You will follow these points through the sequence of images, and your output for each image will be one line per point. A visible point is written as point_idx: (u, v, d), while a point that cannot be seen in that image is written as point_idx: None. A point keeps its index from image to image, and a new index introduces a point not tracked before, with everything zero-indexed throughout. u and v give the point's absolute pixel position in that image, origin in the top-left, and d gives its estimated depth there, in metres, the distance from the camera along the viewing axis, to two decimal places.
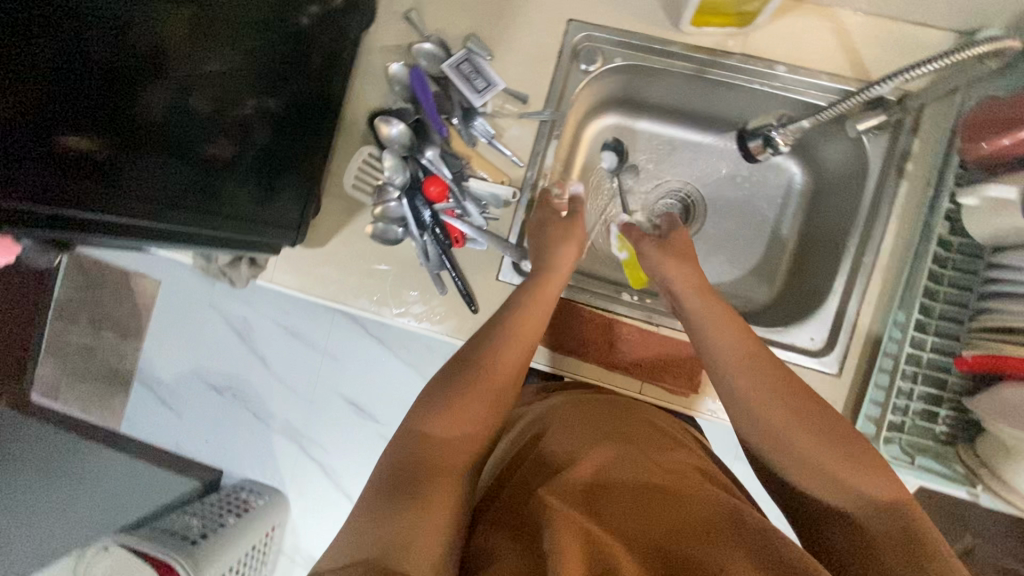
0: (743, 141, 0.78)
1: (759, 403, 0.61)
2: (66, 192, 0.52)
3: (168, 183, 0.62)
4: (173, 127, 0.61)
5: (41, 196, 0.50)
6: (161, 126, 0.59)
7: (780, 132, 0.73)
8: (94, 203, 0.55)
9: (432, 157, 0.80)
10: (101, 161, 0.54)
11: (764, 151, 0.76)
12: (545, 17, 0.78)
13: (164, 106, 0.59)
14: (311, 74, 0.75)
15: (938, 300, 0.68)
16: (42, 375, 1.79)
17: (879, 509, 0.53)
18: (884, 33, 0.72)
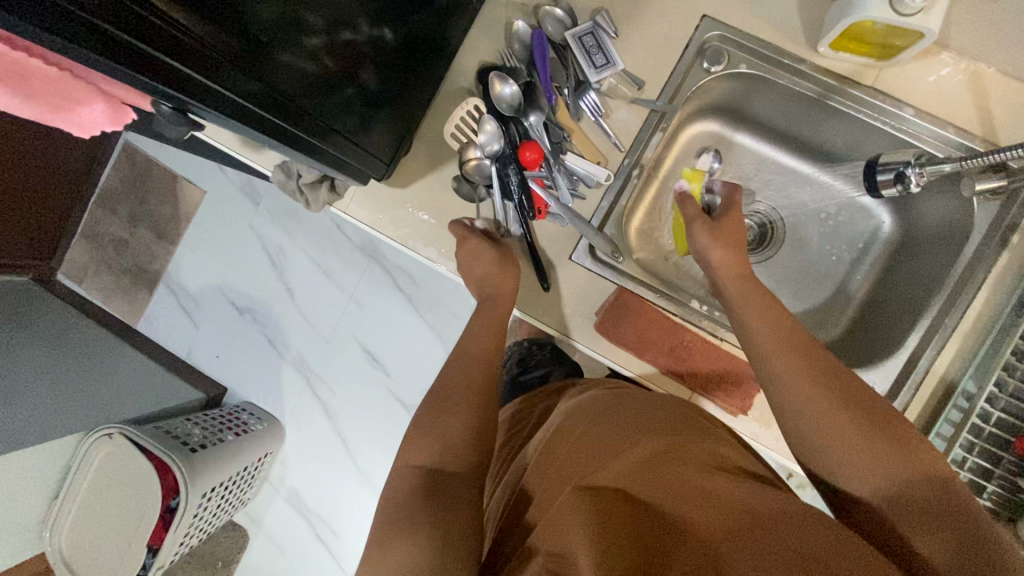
0: (873, 174, 0.76)
1: (810, 431, 0.55)
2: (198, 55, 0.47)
3: (284, 84, 0.59)
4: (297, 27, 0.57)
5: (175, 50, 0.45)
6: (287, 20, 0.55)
7: (915, 171, 0.70)
8: (217, 75, 0.50)
9: (534, 123, 0.79)
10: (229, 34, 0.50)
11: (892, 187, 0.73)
12: (680, 8, 0.76)
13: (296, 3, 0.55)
14: (434, 13, 0.73)
15: (1013, 377, 0.66)
16: (72, 258, 1.81)
17: (940, 512, 0.48)
18: (1021, 99, 0.71)
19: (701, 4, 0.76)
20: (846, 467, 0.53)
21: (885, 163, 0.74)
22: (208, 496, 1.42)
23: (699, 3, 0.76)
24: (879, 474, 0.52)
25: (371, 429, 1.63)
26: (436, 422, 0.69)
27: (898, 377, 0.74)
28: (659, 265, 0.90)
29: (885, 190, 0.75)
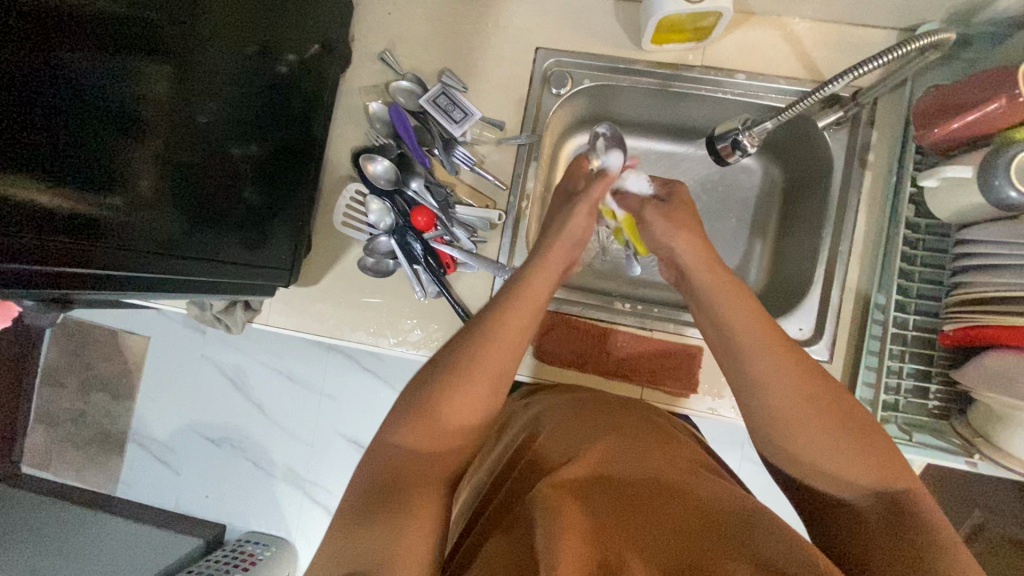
0: (712, 145, 0.78)
1: (769, 385, 0.54)
2: (66, 252, 0.50)
3: (167, 234, 0.61)
4: (168, 179, 0.60)
5: (44, 256, 0.49)
6: (157, 179, 0.59)
7: (745, 136, 0.73)
8: (97, 259, 0.53)
9: (418, 188, 0.82)
10: (100, 219, 0.53)
11: (733, 154, 0.75)
12: (514, 47, 0.82)
13: (157, 161, 0.58)
14: (293, 117, 0.77)
15: (913, 279, 0.71)
16: (33, 445, 1.76)
17: (899, 526, 0.47)
18: (831, 36, 0.78)
19: (531, 39, 0.82)
20: (795, 435, 0.53)
21: (721, 134, 0.76)
22: None
23: (530, 38, 0.82)
24: (842, 457, 0.51)
25: None
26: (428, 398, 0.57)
27: (821, 312, 0.78)
28: (583, 276, 0.93)
29: (729, 158, 0.77)
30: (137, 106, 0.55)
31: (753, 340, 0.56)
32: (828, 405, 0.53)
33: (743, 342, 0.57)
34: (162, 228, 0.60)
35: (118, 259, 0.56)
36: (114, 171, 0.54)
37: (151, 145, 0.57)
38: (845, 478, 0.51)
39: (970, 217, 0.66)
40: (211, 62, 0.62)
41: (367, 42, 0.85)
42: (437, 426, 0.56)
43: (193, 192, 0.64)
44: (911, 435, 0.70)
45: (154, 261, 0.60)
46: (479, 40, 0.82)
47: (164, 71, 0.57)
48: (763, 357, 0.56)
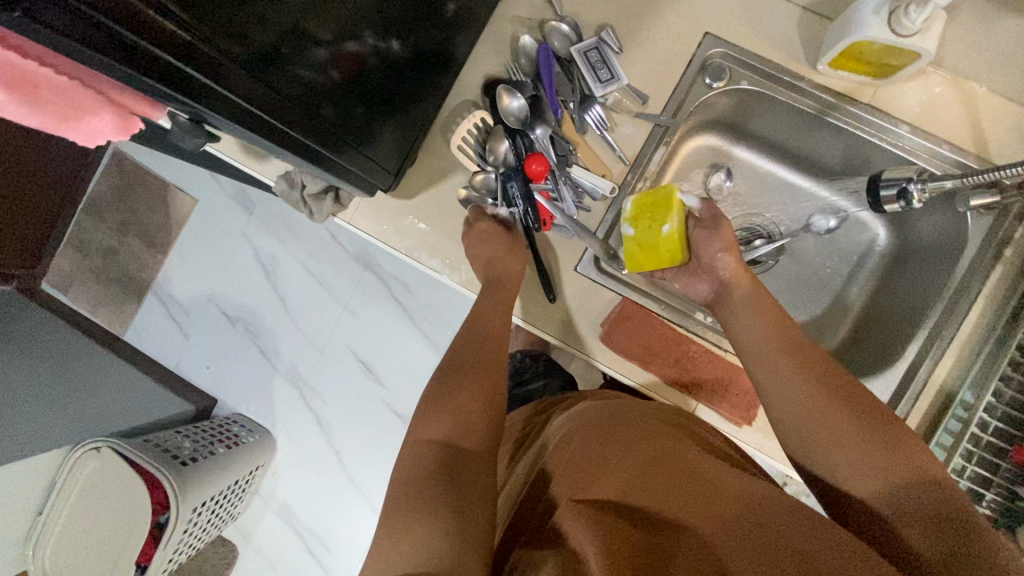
0: (873, 189, 0.75)
1: (779, 375, 0.61)
2: (204, 57, 0.46)
3: (284, 86, 0.57)
4: (304, 36, 0.57)
5: (182, 51, 0.44)
6: (295, 29, 0.55)
7: (918, 187, 0.70)
8: (223, 77, 0.49)
9: (541, 136, 0.79)
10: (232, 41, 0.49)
11: (896, 204, 0.72)
12: (682, 25, 0.78)
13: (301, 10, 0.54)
14: (441, 26, 0.74)
15: (1011, 385, 0.68)
16: (58, 267, 1.78)
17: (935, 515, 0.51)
18: (1012, 116, 0.73)
19: (703, 22, 0.78)
20: (829, 423, 0.57)
21: (886, 181, 0.73)
22: (199, 511, 1.39)
23: (702, 20, 0.78)
24: (869, 453, 0.55)
25: (366, 444, 1.61)
26: (444, 389, 0.71)
27: (897, 388, 0.76)
28: None
29: (887, 206, 0.75)
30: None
31: (815, 415, 0.58)
32: (840, 391, 0.58)
33: (784, 387, 0.60)
34: (280, 76, 0.56)
35: (243, 87, 0.51)
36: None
37: None
38: (879, 480, 0.54)
39: None
40: None
41: None
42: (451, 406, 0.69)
43: (322, 57, 0.60)
44: None
45: (269, 104, 0.55)
46: (650, 5, 0.78)
47: None
48: (779, 354, 0.63)
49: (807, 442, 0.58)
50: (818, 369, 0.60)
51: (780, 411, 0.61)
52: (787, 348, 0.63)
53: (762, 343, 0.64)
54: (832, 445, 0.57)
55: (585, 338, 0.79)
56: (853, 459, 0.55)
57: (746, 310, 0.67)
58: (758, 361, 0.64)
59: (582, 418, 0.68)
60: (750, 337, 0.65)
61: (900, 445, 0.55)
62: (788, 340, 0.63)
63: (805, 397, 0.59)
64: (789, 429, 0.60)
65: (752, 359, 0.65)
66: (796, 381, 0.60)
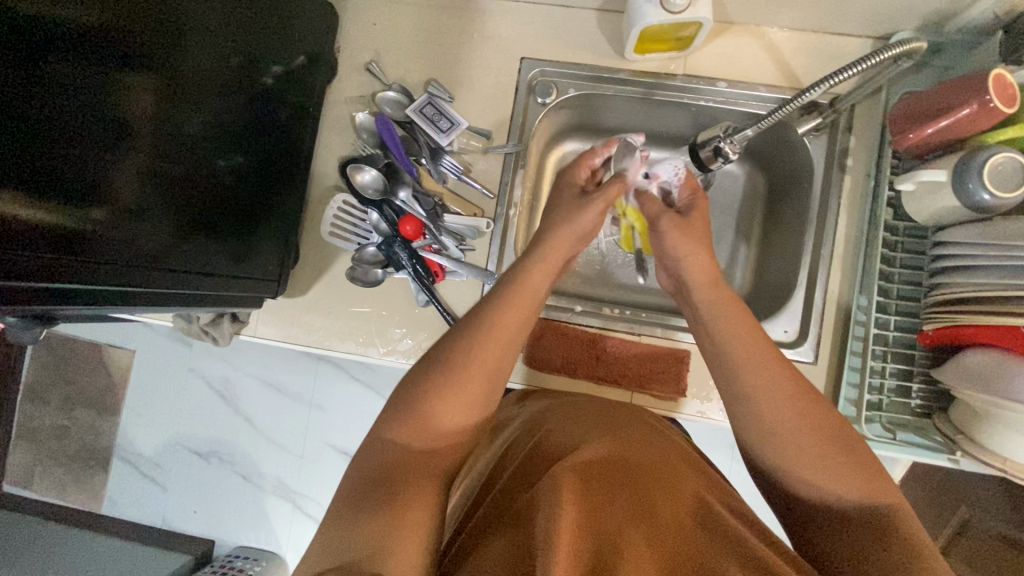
0: (695, 153, 0.79)
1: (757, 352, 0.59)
2: (53, 262, 0.50)
3: (149, 251, 0.60)
4: (154, 191, 0.60)
5: (29, 267, 0.48)
6: (142, 192, 0.58)
7: (727, 143, 0.74)
8: (80, 270, 0.52)
9: (406, 198, 0.82)
10: (82, 233, 0.52)
11: (716, 162, 0.77)
12: (499, 57, 0.83)
13: (139, 172, 0.58)
14: (279, 130, 0.77)
15: (893, 281, 0.73)
16: (14, 464, 1.72)
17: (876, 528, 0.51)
18: (808, 45, 0.80)
19: (516, 49, 0.83)
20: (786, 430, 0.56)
21: (704, 143, 0.77)
22: None
23: (515, 48, 0.83)
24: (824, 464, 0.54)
25: None
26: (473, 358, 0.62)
27: (804, 315, 0.79)
28: (571, 282, 0.93)
29: (711, 165, 0.79)
30: (118, 121, 0.54)
31: (768, 395, 0.57)
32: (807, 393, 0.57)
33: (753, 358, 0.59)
34: (144, 238, 0.59)
35: (102, 268, 0.54)
36: (95, 183, 0.53)
37: (136, 156, 0.57)
38: (832, 490, 0.54)
39: (946, 218, 0.67)
40: (195, 74, 0.62)
41: (353, 53, 0.85)
42: (476, 387, 0.61)
43: (178, 204, 0.63)
44: (895, 433, 0.71)
45: (136, 272, 0.58)
46: (464, 51, 0.83)
47: (146, 87, 0.56)
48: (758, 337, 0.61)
49: (764, 427, 0.57)
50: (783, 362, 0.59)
51: (740, 407, 0.59)
52: (748, 342, 0.60)
53: (722, 342, 0.61)
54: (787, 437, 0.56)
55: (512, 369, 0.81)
56: (796, 436, 0.55)
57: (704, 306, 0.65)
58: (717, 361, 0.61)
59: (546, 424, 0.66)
60: (707, 334, 0.63)
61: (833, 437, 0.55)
62: (742, 334, 0.60)
63: (764, 390, 0.57)
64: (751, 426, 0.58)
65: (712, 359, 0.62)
66: (750, 375, 0.58)
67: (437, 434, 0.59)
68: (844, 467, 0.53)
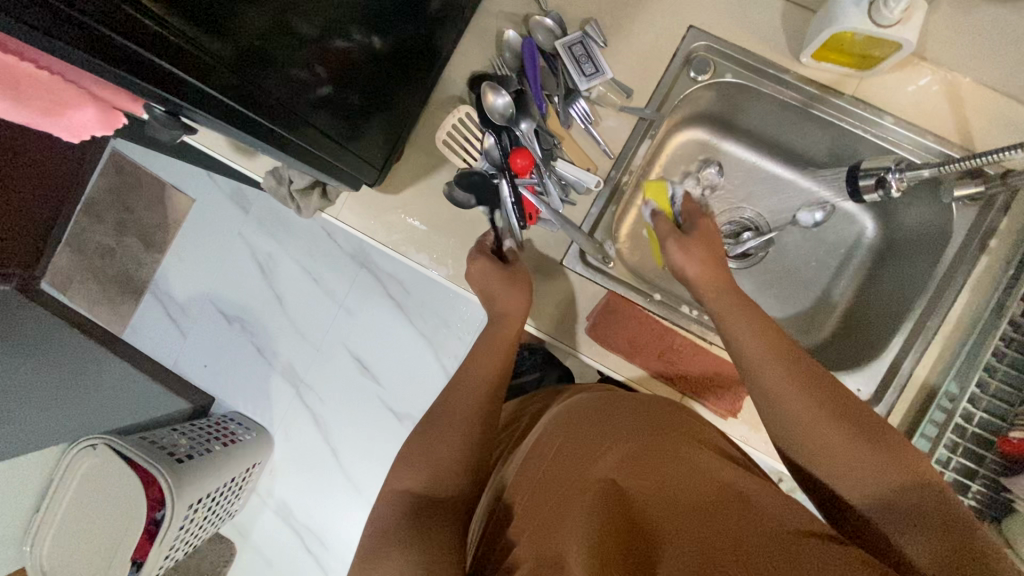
0: (853, 178, 0.77)
1: (752, 365, 0.61)
2: (189, 63, 0.49)
3: (273, 94, 0.59)
4: (289, 47, 0.58)
5: (168, 56, 0.47)
6: (278, 41, 0.57)
7: (896, 176, 0.72)
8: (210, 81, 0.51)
9: (526, 130, 0.80)
10: (217, 53, 0.51)
11: (875, 192, 0.75)
12: (666, 18, 0.78)
13: (283, 20, 0.56)
14: (424, 22, 0.74)
15: (993, 377, 0.68)
16: (57, 267, 1.78)
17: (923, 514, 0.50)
18: (995, 107, 0.73)
19: (687, 15, 0.78)
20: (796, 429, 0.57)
21: (867, 169, 0.76)
22: (193, 508, 1.39)
23: (686, 13, 0.78)
24: (851, 456, 0.54)
25: (363, 444, 1.61)
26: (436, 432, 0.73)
27: (883, 379, 0.75)
28: (650, 271, 0.91)
29: (868, 194, 0.77)
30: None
31: (782, 399, 0.58)
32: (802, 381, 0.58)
33: (755, 368, 0.61)
34: (268, 80, 0.58)
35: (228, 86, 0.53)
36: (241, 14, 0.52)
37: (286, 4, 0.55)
38: (877, 479, 0.53)
39: None
40: None
41: None
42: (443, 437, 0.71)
43: (311, 64, 0.62)
44: None
45: (257, 106, 0.57)
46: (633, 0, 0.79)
47: None
48: (749, 342, 0.63)
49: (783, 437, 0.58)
50: (801, 374, 0.59)
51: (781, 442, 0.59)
52: (779, 368, 0.60)
53: (752, 367, 0.61)
54: (815, 447, 0.56)
55: (573, 336, 0.79)
56: (822, 437, 0.55)
57: (732, 328, 0.65)
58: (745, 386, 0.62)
59: (579, 407, 0.69)
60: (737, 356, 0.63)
61: (885, 439, 0.54)
62: (774, 357, 0.61)
63: (808, 412, 0.56)
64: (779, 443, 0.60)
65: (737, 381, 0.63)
66: (787, 402, 0.58)
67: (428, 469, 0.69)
68: (878, 458, 0.53)
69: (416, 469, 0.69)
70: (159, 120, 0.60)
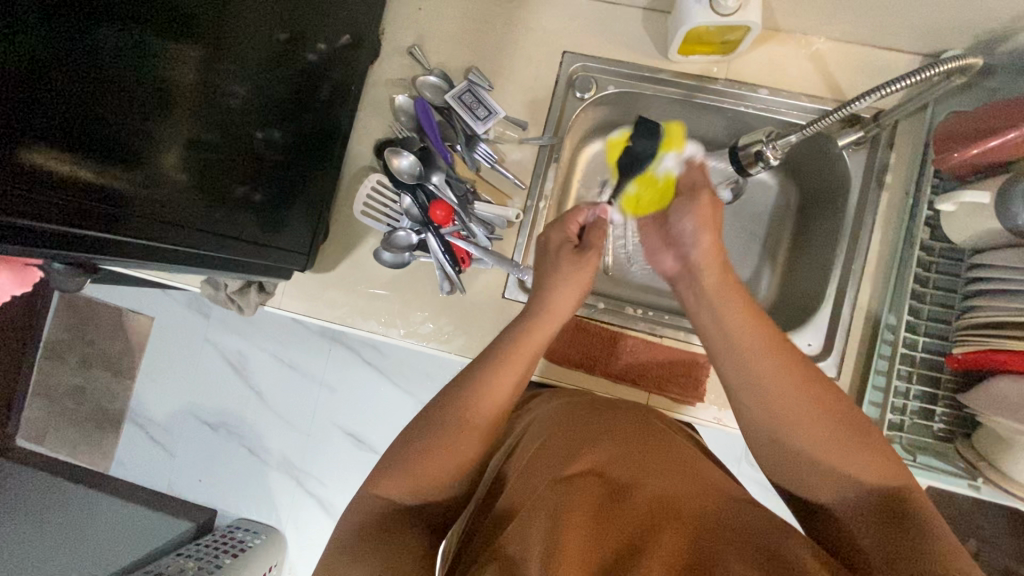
0: (735, 157, 0.79)
1: (748, 351, 0.57)
2: (91, 217, 0.51)
3: (185, 215, 0.61)
4: (196, 161, 0.61)
5: (68, 218, 0.49)
6: (183, 156, 0.59)
7: (769, 148, 0.74)
8: (116, 228, 0.53)
9: (438, 183, 0.83)
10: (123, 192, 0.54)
11: (755, 166, 0.77)
12: (540, 49, 0.83)
13: (185, 138, 0.59)
14: (318, 107, 0.78)
15: (925, 303, 0.72)
16: (28, 419, 1.75)
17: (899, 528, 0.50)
18: (855, 58, 0.79)
19: (559, 42, 0.83)
20: (789, 424, 0.55)
21: (744, 148, 0.77)
22: None
23: (557, 41, 0.83)
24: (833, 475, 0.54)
25: None
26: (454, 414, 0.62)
27: (828, 329, 0.78)
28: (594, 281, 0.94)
29: (750, 169, 0.78)
30: (162, 80, 0.55)
31: (777, 390, 0.55)
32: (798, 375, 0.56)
33: (749, 355, 0.57)
34: (178, 202, 0.60)
35: (140, 228, 0.56)
36: (140, 142, 0.54)
37: (182, 123, 0.58)
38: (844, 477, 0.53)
39: (987, 242, 0.66)
40: (246, 48, 0.64)
41: (397, 36, 0.86)
42: (447, 441, 0.60)
43: (220, 173, 0.65)
44: (915, 455, 0.70)
45: (170, 235, 0.59)
46: (506, 42, 0.84)
47: (196, 54, 0.58)
48: (746, 329, 0.58)
49: (778, 427, 0.56)
50: (800, 369, 0.56)
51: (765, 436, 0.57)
52: (799, 390, 0.55)
53: (756, 372, 0.56)
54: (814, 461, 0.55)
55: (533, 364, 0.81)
56: (813, 429, 0.54)
57: (729, 312, 0.59)
58: (781, 443, 0.56)
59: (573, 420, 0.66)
60: (765, 408, 0.56)
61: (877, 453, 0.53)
62: (808, 401, 0.55)
63: (804, 412, 0.54)
64: (777, 449, 0.57)
65: (767, 441, 0.57)
66: (782, 389, 0.55)
67: (432, 468, 0.59)
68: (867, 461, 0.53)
69: (405, 470, 0.60)
70: (60, 274, 0.61)
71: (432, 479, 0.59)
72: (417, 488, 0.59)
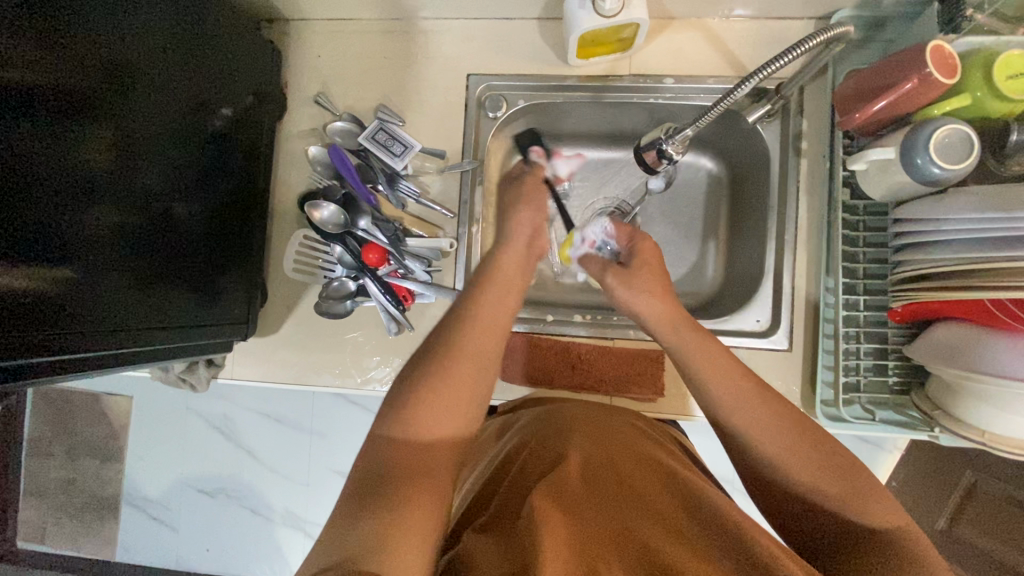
0: (640, 156, 0.80)
1: (710, 372, 0.58)
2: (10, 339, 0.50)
3: (116, 309, 0.60)
4: (123, 244, 0.60)
5: None
6: (107, 241, 0.58)
7: (669, 143, 0.75)
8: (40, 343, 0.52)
9: (365, 226, 0.82)
10: (47, 297, 0.52)
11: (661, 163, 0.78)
12: (444, 77, 0.83)
13: (107, 225, 0.58)
14: (233, 172, 0.76)
15: (859, 262, 0.72)
16: (25, 521, 1.72)
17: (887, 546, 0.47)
18: (751, 32, 0.79)
19: (462, 66, 0.83)
20: (747, 434, 0.56)
21: (646, 144, 0.78)
22: None
23: (459, 65, 0.83)
24: (806, 477, 0.53)
25: None
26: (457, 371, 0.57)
27: (774, 302, 0.79)
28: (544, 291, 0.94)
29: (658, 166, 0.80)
30: (66, 172, 0.54)
31: (738, 411, 0.56)
32: (760, 394, 0.57)
33: (708, 377, 0.58)
34: (106, 297, 0.58)
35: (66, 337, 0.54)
36: (58, 237, 0.53)
37: (101, 211, 0.57)
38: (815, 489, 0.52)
39: (903, 193, 0.67)
40: (155, 124, 0.63)
41: (302, 86, 0.86)
42: (453, 390, 0.56)
43: (151, 255, 0.64)
44: (874, 413, 0.71)
45: (102, 336, 0.58)
46: (410, 75, 0.84)
47: (104, 139, 0.57)
48: (705, 351, 0.60)
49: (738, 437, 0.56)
50: (754, 385, 0.57)
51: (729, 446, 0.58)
52: (760, 408, 0.56)
53: (721, 391, 0.57)
54: (783, 461, 0.54)
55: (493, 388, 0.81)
56: (777, 440, 0.54)
57: (688, 337, 0.62)
58: (746, 456, 0.56)
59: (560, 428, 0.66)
60: (729, 424, 0.57)
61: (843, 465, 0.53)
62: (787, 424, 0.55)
63: (757, 425, 0.55)
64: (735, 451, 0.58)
65: (733, 448, 0.58)
66: (741, 407, 0.56)
67: (437, 416, 0.55)
68: (827, 473, 0.53)
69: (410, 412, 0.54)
70: None
71: (438, 424, 0.54)
72: (422, 437, 0.53)
